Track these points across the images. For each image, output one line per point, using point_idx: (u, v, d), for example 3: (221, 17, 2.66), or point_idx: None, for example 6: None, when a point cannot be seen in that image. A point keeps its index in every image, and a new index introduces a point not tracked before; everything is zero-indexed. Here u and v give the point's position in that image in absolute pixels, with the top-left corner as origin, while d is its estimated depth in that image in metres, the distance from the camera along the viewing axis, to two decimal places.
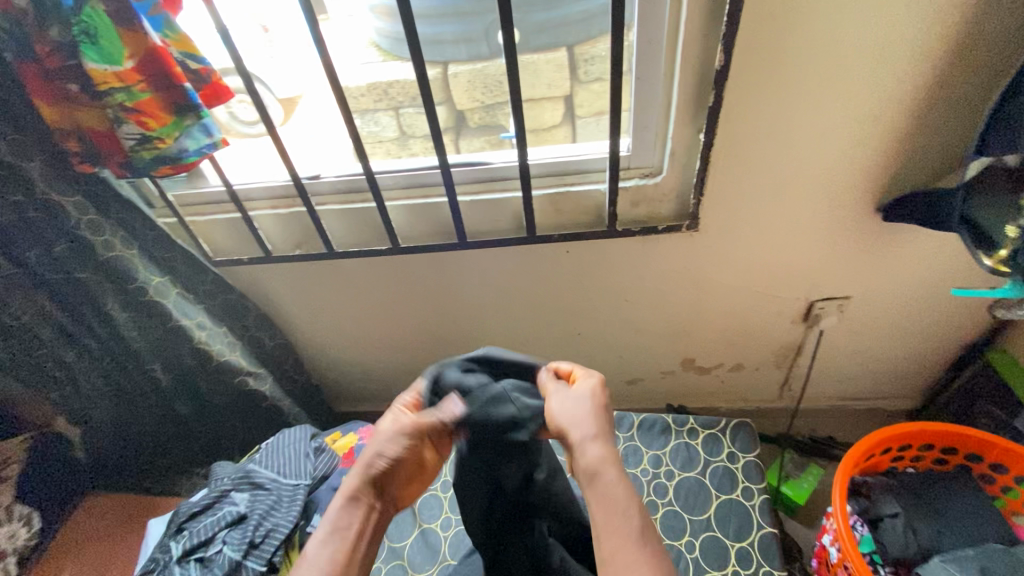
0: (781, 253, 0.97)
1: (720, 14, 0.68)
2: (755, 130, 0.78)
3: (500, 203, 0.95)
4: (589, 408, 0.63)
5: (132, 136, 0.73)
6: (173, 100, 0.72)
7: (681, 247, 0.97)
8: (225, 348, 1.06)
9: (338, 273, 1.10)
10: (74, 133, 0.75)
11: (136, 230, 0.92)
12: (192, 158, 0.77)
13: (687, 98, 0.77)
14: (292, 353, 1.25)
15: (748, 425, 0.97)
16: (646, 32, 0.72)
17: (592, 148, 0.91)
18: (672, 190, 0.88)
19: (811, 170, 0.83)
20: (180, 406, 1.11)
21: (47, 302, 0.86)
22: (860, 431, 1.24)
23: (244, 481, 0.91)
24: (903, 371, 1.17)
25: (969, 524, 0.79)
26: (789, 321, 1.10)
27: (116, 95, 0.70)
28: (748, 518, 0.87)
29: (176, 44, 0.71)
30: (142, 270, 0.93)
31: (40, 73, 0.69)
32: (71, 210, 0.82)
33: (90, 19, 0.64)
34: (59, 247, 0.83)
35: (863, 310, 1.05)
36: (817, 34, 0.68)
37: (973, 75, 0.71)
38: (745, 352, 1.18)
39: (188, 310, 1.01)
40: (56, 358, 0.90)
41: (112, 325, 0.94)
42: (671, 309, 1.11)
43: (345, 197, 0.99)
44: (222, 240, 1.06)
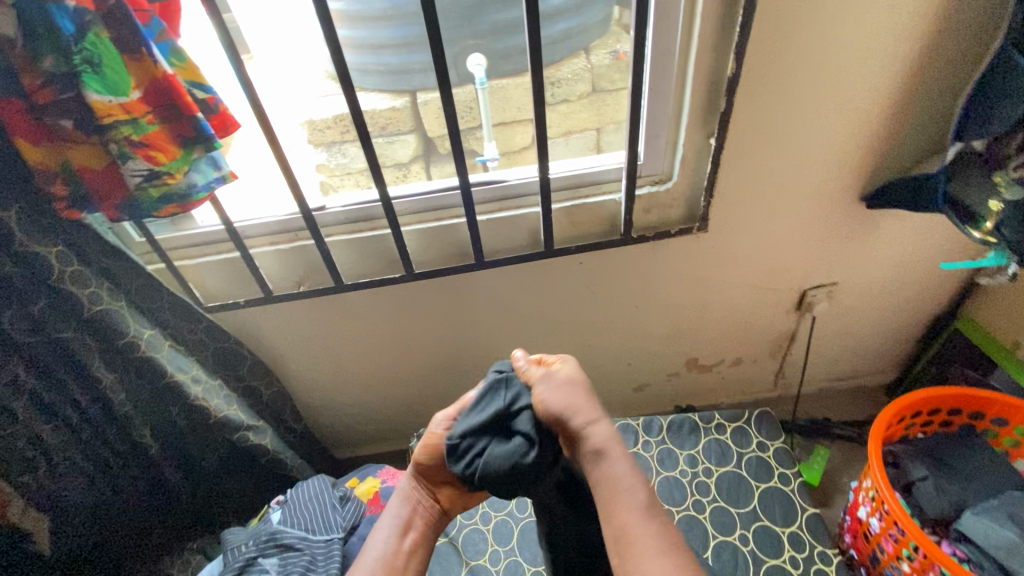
0: (779, 248, 1.03)
1: (730, 26, 0.73)
2: (759, 132, 0.84)
3: (515, 220, 0.94)
4: (579, 393, 0.66)
5: (140, 172, 0.67)
6: (181, 132, 0.67)
7: (690, 250, 1.01)
8: (223, 403, 0.96)
9: (342, 308, 1.05)
10: (60, 172, 0.66)
11: (120, 280, 0.82)
12: (202, 194, 0.71)
13: (698, 105, 0.81)
14: (289, 401, 1.15)
15: (769, 413, 1.02)
16: (661, 44, 0.76)
17: (602, 160, 0.93)
18: (682, 194, 0.92)
19: (806, 167, 0.90)
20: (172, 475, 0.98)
21: (20, 371, 0.74)
22: (852, 409, 1.32)
23: (270, 544, 0.84)
24: (883, 347, 1.26)
25: (988, 476, 0.86)
26: (785, 312, 1.16)
27: (122, 129, 0.63)
28: (791, 502, 0.90)
29: (183, 73, 0.66)
30: (131, 323, 0.82)
31: (25, 109, 0.61)
32: (53, 261, 0.72)
33: (94, 48, 0.58)
34: (38, 307, 0.74)
35: (849, 294, 1.14)
36: (814, 40, 0.75)
37: (940, 73, 0.80)
38: (744, 346, 1.23)
39: (182, 363, 0.90)
40: (31, 436, 0.78)
41: (96, 389, 0.83)
42: (678, 312, 1.14)
43: (353, 226, 0.95)
44: (213, 283, 0.98)
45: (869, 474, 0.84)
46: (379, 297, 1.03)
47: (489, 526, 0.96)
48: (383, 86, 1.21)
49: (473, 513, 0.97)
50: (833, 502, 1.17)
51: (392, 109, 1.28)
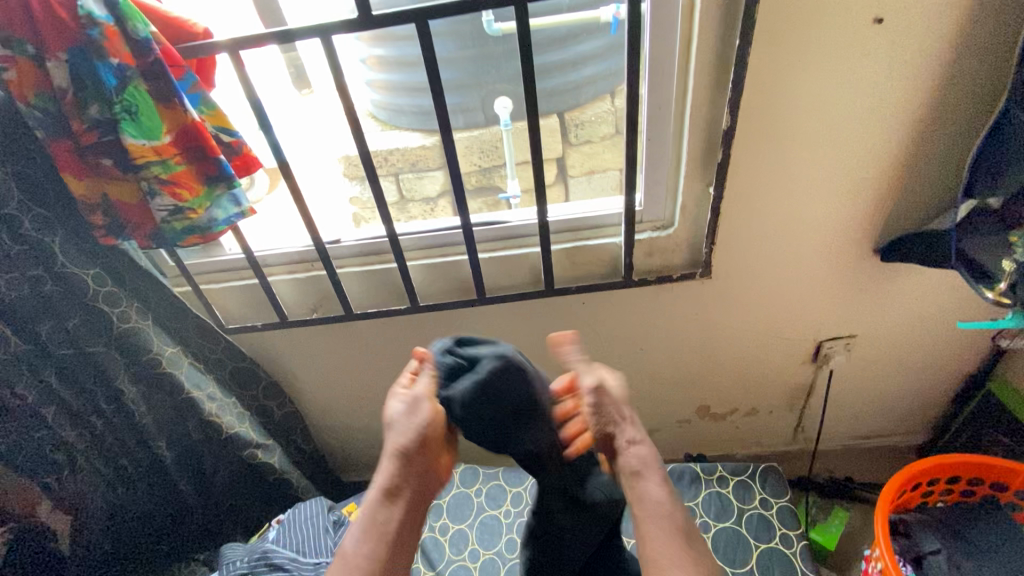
0: (789, 297, 1.01)
1: (723, 82, 0.75)
2: (760, 183, 0.84)
3: (518, 259, 0.97)
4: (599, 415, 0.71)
5: (165, 208, 0.74)
6: (206, 171, 0.74)
7: (694, 296, 1.00)
8: (235, 420, 1.01)
9: (352, 336, 1.09)
10: (100, 204, 0.74)
11: (150, 301, 0.90)
12: (221, 228, 0.77)
13: (695, 155, 0.83)
14: (300, 422, 1.20)
15: (776, 469, 0.97)
16: (656, 98, 0.79)
17: (605, 204, 0.95)
18: (684, 240, 0.93)
19: (813, 218, 0.89)
20: (184, 487, 1.02)
21: (52, 379, 0.82)
22: (877, 471, 1.24)
23: (261, 563, 0.86)
24: (912, 406, 1.19)
25: (1012, 555, 0.81)
26: (800, 363, 1.12)
27: (152, 169, 0.71)
28: (791, 566, 0.86)
29: (211, 119, 0.74)
30: (155, 341, 0.90)
31: (72, 149, 0.70)
32: (90, 283, 0.81)
33: (132, 98, 0.66)
34: (73, 321, 0.81)
35: (870, 348, 1.09)
36: (811, 97, 0.76)
37: (949, 128, 0.79)
38: (758, 396, 1.19)
39: (199, 380, 0.97)
40: (57, 441, 0.84)
41: (119, 401, 0.90)
42: (686, 358, 1.12)
43: (364, 259, 1.00)
44: (233, 307, 1.05)
45: (873, 543, 0.80)
46: (386, 328, 1.08)
47: (476, 564, 0.96)
48: (418, 125, 1.25)
49: (462, 549, 0.97)
50: (849, 571, 1.10)
51: (423, 147, 1.34)
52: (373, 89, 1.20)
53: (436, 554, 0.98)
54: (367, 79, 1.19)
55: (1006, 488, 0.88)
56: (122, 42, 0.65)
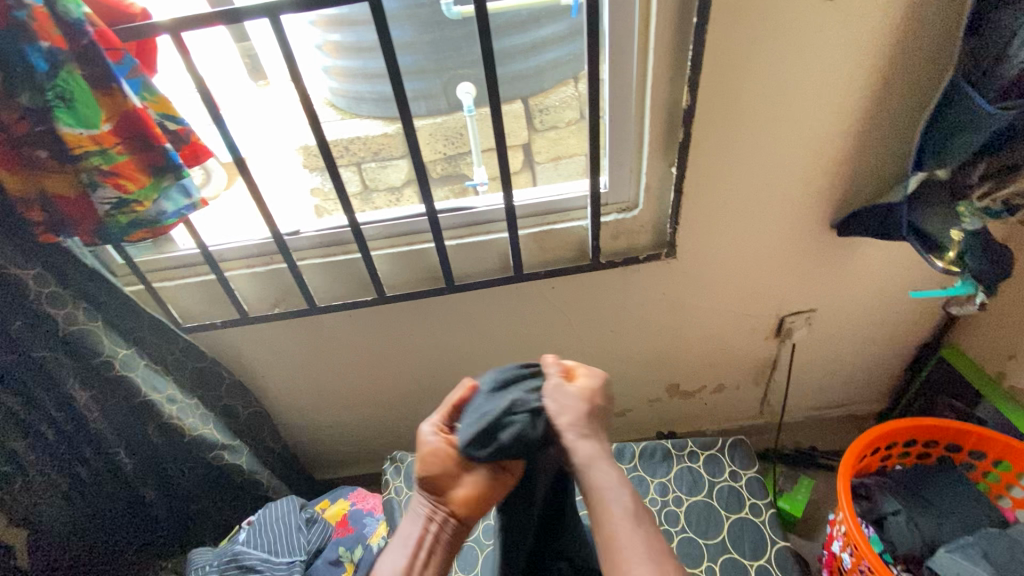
0: (752, 274, 1.03)
1: (682, 61, 0.76)
2: (721, 162, 0.85)
3: (485, 246, 0.96)
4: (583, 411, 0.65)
5: (109, 201, 0.70)
6: (152, 162, 0.70)
7: (661, 277, 1.01)
8: (198, 422, 0.98)
9: (317, 330, 1.07)
10: (37, 201, 0.70)
11: (100, 301, 0.86)
12: (171, 221, 0.74)
13: (657, 136, 0.83)
14: (268, 421, 1.17)
15: (744, 442, 1.00)
16: (618, 77, 0.78)
17: (570, 188, 0.95)
18: (649, 221, 0.94)
19: (772, 195, 0.91)
20: (147, 493, 0.99)
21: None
22: (839, 439, 1.29)
23: (231, 566, 0.85)
24: (870, 375, 1.24)
25: (962, 512, 0.87)
26: (764, 338, 1.15)
27: (92, 159, 0.67)
28: (760, 534, 0.89)
29: (155, 106, 0.70)
30: (106, 343, 0.85)
31: (4, 140, 0.65)
32: (31, 284, 0.76)
33: (66, 84, 0.62)
34: (15, 326, 0.77)
35: (829, 321, 1.12)
36: (768, 74, 0.77)
37: (898, 103, 0.81)
38: (726, 373, 1.22)
39: (158, 383, 0.93)
40: (7, 451, 0.80)
41: (72, 409, 0.85)
42: (655, 338, 1.13)
43: (327, 250, 0.98)
44: (190, 304, 1.01)
45: (837, 507, 0.83)
46: (353, 320, 1.05)
47: (455, 552, 0.96)
48: (378, 113, 1.22)
49: None
50: (816, 536, 1.15)
51: (385, 135, 1.30)
52: (332, 76, 1.17)
53: None
54: (323, 65, 1.15)
55: (960, 448, 0.93)
56: (52, 24, 0.61)
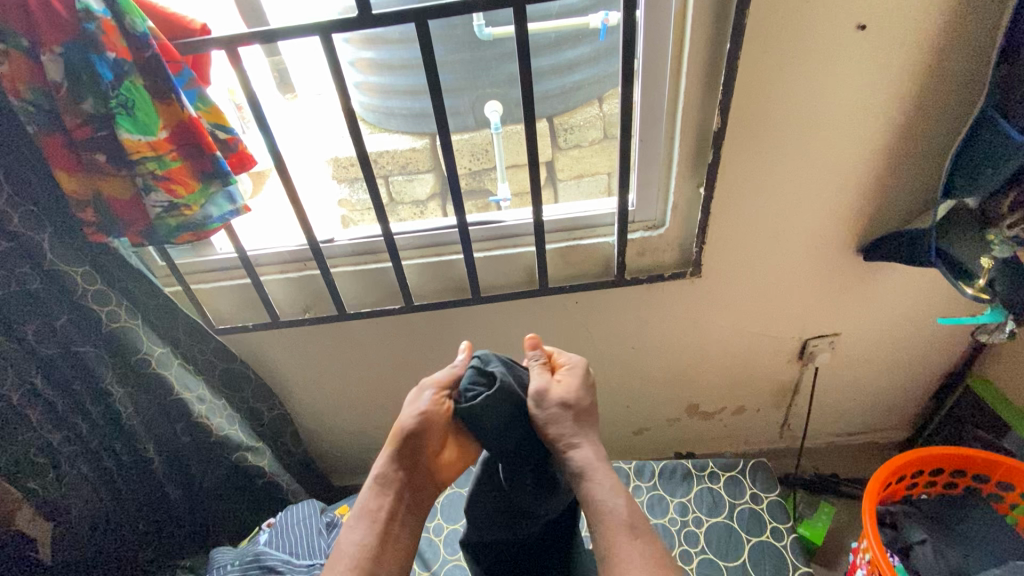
0: (776, 296, 1.03)
1: (714, 85, 0.78)
2: (748, 184, 0.87)
3: (512, 258, 0.97)
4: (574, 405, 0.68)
5: (160, 204, 0.73)
6: (201, 168, 0.73)
7: (684, 295, 1.02)
8: (225, 422, 1.00)
9: (343, 336, 1.09)
10: (91, 201, 0.73)
11: (139, 300, 0.88)
12: (216, 225, 0.77)
13: (687, 156, 0.85)
14: (290, 424, 1.18)
15: (765, 464, 0.99)
16: (649, 99, 0.81)
17: (597, 205, 0.97)
18: (675, 240, 0.95)
19: (798, 218, 0.92)
20: (171, 492, 1.00)
21: (37, 380, 0.80)
22: (861, 466, 1.27)
23: (253, 565, 0.86)
24: (892, 403, 1.23)
25: (988, 540, 0.85)
26: (786, 361, 1.15)
27: (147, 164, 0.70)
28: (782, 559, 0.88)
29: (206, 116, 0.73)
30: (145, 341, 0.88)
31: (65, 144, 0.69)
32: (78, 280, 0.79)
33: (129, 93, 0.66)
34: (61, 320, 0.79)
35: (852, 346, 1.12)
36: (797, 100, 0.78)
37: (927, 132, 0.82)
38: (746, 394, 1.21)
39: (189, 383, 0.95)
40: (41, 443, 0.82)
41: (107, 403, 0.88)
42: (676, 357, 1.13)
43: (358, 258, 1.00)
44: (224, 307, 1.04)
45: (862, 535, 0.83)
46: (379, 328, 1.07)
47: None
48: (407, 128, 1.24)
49: (457, 550, 0.98)
50: (837, 564, 1.12)
51: (412, 149, 1.34)
52: (362, 92, 1.21)
53: (431, 555, 0.98)
54: (355, 82, 1.19)
55: (988, 478, 0.91)
56: (118, 36, 0.65)
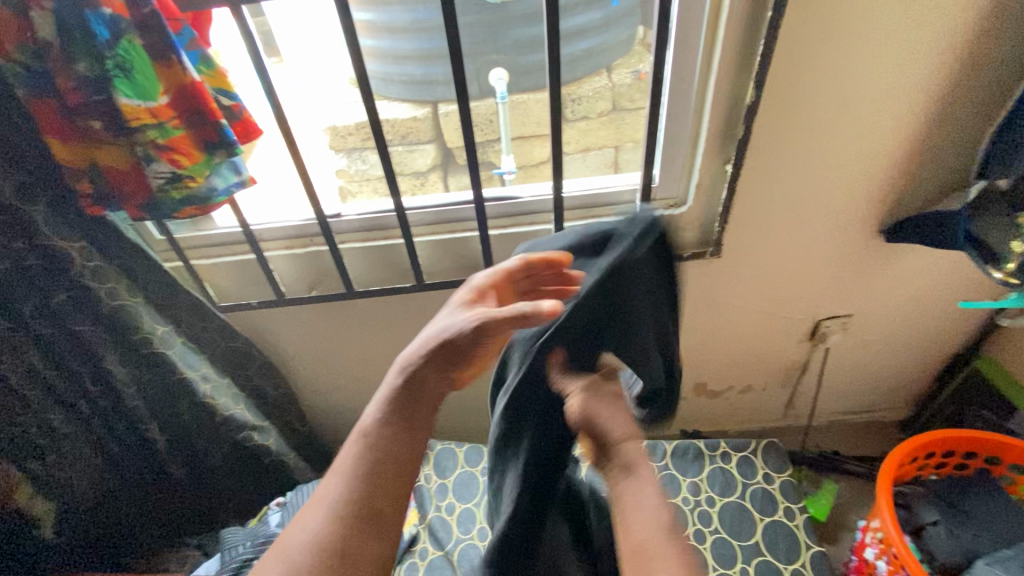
0: (794, 276, 1.02)
1: (751, 54, 0.73)
2: (776, 161, 0.84)
3: (527, 236, 0.94)
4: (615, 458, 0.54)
5: (163, 175, 0.69)
6: (205, 137, 0.68)
7: (702, 275, 1.00)
8: (230, 402, 0.97)
9: (351, 314, 1.06)
10: (87, 172, 0.68)
11: (138, 277, 0.84)
12: (221, 198, 0.73)
13: (716, 131, 0.81)
14: (295, 403, 1.16)
15: (778, 445, 1.00)
16: (680, 69, 0.76)
17: (616, 181, 0.93)
18: (696, 218, 0.92)
19: (824, 197, 0.89)
20: (176, 471, 0.98)
21: (36, 359, 0.76)
22: (862, 444, 1.30)
23: (265, 548, 0.85)
24: (898, 383, 1.24)
25: (996, 524, 0.87)
26: (797, 342, 1.14)
27: (148, 132, 0.65)
28: (794, 538, 0.89)
29: (210, 80, 0.68)
30: (145, 318, 0.84)
31: (57, 109, 0.64)
32: (76, 255, 0.74)
33: (126, 54, 0.60)
34: (58, 298, 0.75)
35: (863, 327, 1.11)
36: (837, 73, 0.75)
37: (967, 110, 0.79)
38: (754, 374, 1.21)
39: (192, 360, 0.92)
40: (43, 424, 0.79)
41: (108, 383, 0.85)
42: (688, 336, 1.12)
43: (367, 234, 0.96)
44: (226, 283, 1.00)
45: (877, 514, 0.84)
46: (387, 307, 1.04)
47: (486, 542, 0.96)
48: (407, 95, 1.18)
49: (470, 529, 0.98)
50: (838, 540, 1.15)
51: (414, 119, 1.29)
52: None
53: (444, 534, 0.98)
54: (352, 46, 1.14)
55: (998, 461, 0.92)
56: None
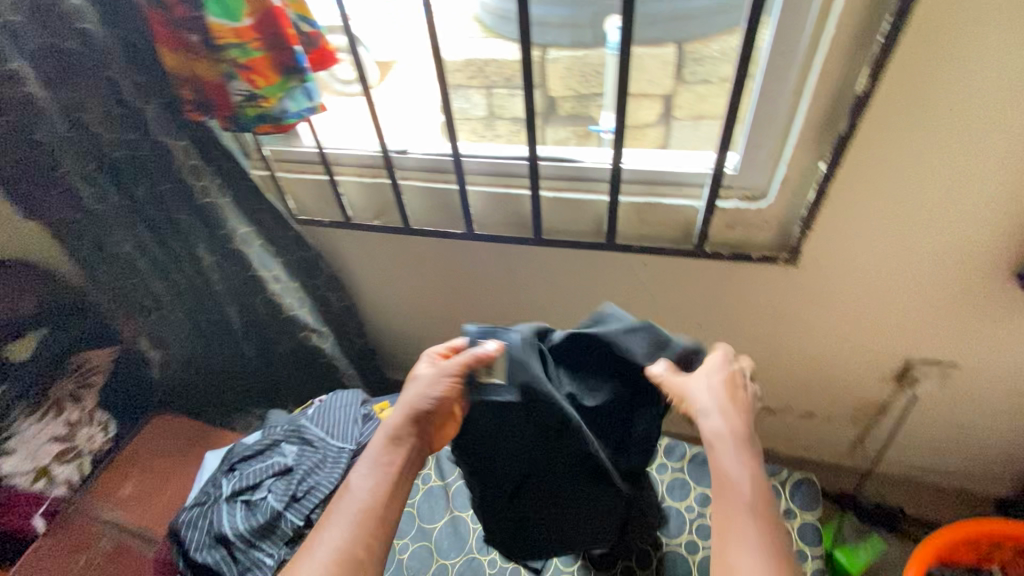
0: (887, 305, 0.87)
1: (874, 32, 0.60)
2: (885, 169, 0.69)
3: (582, 204, 0.90)
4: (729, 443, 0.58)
5: (241, 93, 0.75)
6: (282, 61, 0.74)
7: (772, 282, 0.89)
8: (295, 303, 1.10)
9: (408, 249, 1.11)
10: (189, 81, 0.77)
11: (231, 180, 0.96)
12: (292, 120, 0.78)
13: (813, 121, 0.69)
14: (353, 318, 1.28)
15: (813, 482, 0.90)
16: (783, 41, 0.65)
17: (691, 159, 0.84)
18: (775, 218, 0.81)
19: (943, 222, 0.73)
20: (249, 351, 1.15)
21: (144, 235, 0.91)
22: (935, 508, 1.13)
23: (294, 435, 0.95)
24: (1004, 456, 1.03)
25: None
26: (880, 380, 0.99)
27: (231, 51, 0.71)
28: None
29: (293, 6, 0.72)
30: (228, 217, 0.97)
31: (165, 20, 0.71)
32: (178, 153, 0.86)
33: None
34: (163, 186, 0.88)
35: (969, 382, 0.93)
36: (991, 70, 0.59)
37: None
38: (819, 402, 1.08)
39: (267, 262, 1.05)
40: (147, 289, 0.95)
41: (200, 267, 0.99)
42: (746, 344, 1.01)
43: (429, 175, 0.98)
44: (306, 198, 1.09)
45: None
46: (442, 249, 1.07)
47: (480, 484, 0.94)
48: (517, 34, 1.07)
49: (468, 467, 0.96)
50: None
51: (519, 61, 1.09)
52: None
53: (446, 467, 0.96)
54: None
55: None
56: None
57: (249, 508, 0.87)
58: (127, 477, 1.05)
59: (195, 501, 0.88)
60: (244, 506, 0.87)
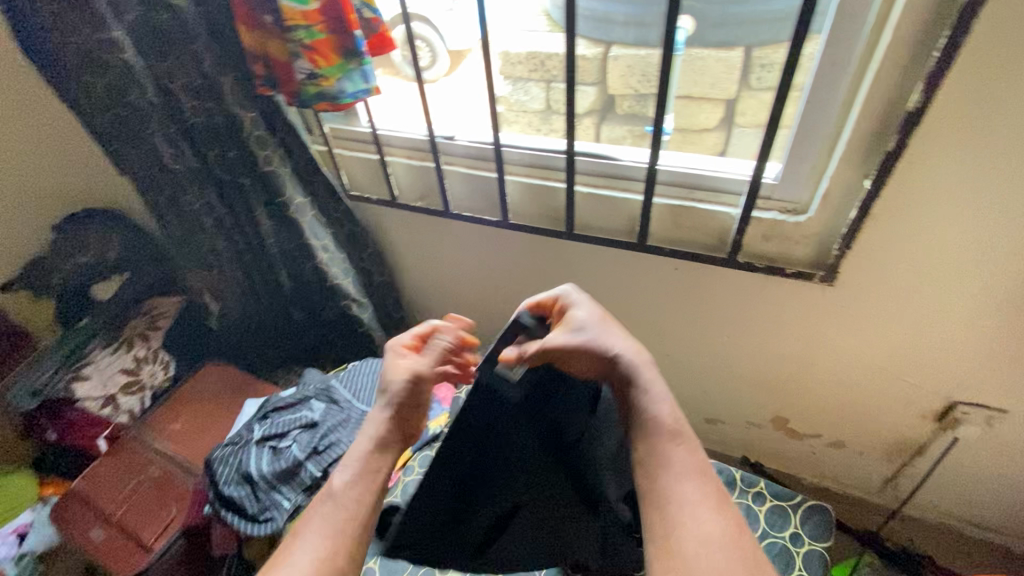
0: (931, 339, 0.82)
1: (932, 46, 0.58)
2: (935, 192, 0.66)
3: (616, 202, 0.91)
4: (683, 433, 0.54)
5: (304, 71, 0.81)
6: (343, 43, 0.79)
7: (807, 300, 0.86)
8: (340, 273, 1.16)
9: (447, 232, 1.15)
10: (261, 58, 0.84)
11: (293, 152, 1.03)
12: (348, 100, 0.84)
13: (861, 136, 0.66)
14: (393, 292, 1.33)
15: (827, 511, 0.86)
16: (834, 50, 0.63)
17: (732, 166, 0.83)
18: (815, 234, 0.78)
19: (998, 256, 0.69)
20: (296, 313, 1.23)
21: (212, 196, 1.00)
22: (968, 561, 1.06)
23: (323, 393, 1.02)
24: None
25: None
26: (918, 418, 0.93)
27: (298, 32, 0.77)
28: None
29: None
30: (288, 187, 1.03)
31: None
32: (247, 123, 0.94)
33: None
34: (231, 152, 0.96)
35: (1018, 431, 0.87)
36: None
37: None
38: (850, 433, 1.03)
39: (318, 232, 1.11)
40: (211, 245, 1.05)
41: (258, 231, 1.07)
42: (775, 362, 0.98)
43: (473, 162, 1.02)
44: (359, 175, 1.16)
45: None
46: (479, 235, 1.11)
47: None
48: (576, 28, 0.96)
49: None
50: None
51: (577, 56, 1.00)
52: None
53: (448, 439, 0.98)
54: None
55: None
56: None
57: (275, 454, 0.94)
58: (176, 415, 1.14)
59: (228, 441, 0.97)
60: (271, 452, 0.95)
